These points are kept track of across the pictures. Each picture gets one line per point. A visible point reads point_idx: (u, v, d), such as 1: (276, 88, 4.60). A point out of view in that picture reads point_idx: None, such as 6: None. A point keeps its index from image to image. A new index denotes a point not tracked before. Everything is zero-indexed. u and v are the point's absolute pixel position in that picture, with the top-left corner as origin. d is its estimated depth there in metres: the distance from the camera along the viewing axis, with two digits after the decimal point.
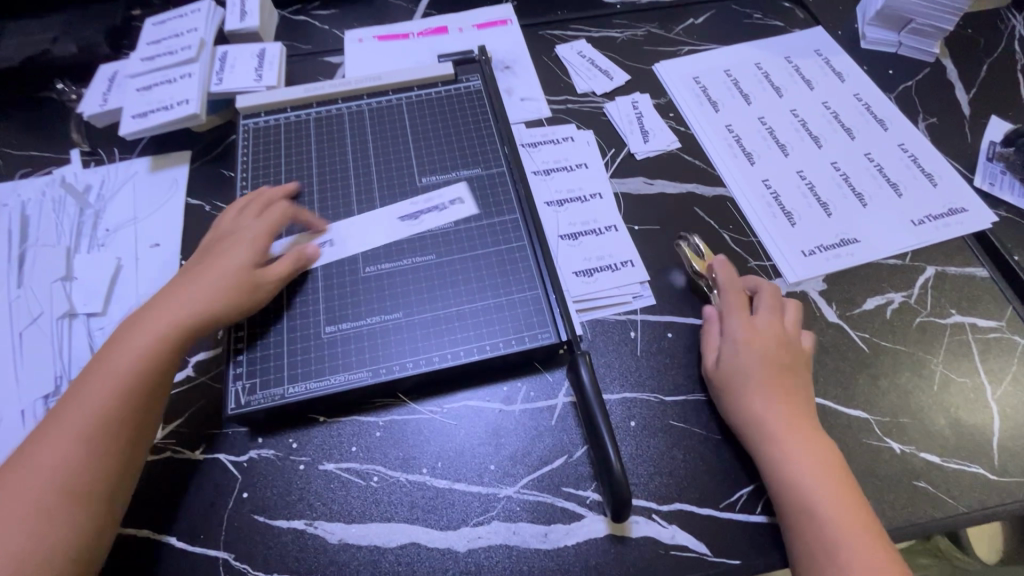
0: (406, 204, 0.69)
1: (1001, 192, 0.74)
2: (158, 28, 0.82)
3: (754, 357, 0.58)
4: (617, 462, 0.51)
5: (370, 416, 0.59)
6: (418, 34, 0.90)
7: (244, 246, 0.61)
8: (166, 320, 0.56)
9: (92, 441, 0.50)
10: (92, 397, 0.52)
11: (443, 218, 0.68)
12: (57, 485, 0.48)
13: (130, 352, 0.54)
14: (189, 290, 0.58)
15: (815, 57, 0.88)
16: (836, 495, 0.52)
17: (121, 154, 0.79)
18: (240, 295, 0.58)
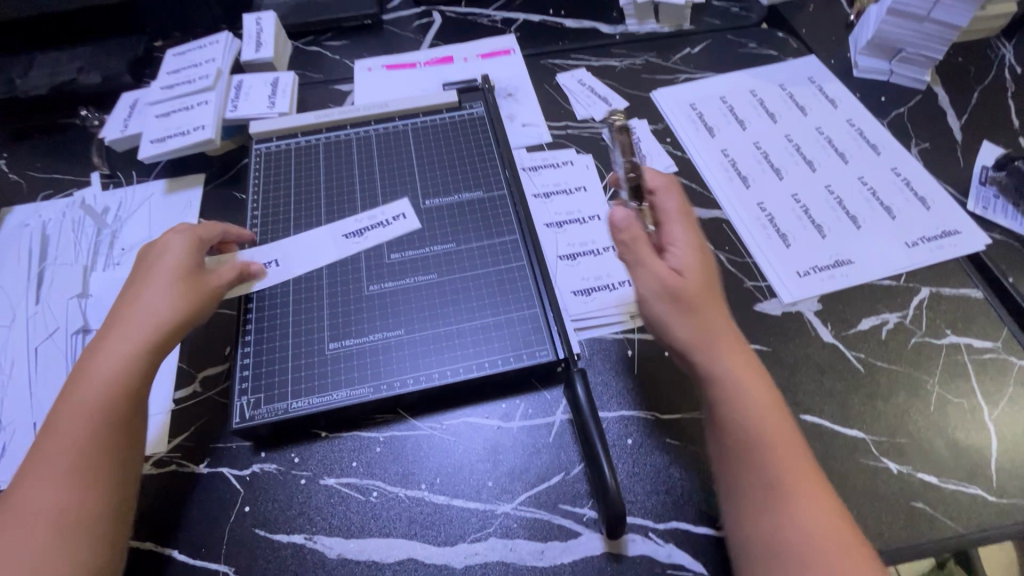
0: (352, 220, 0.71)
1: (994, 215, 0.75)
2: (178, 58, 0.87)
3: (700, 279, 0.56)
4: (613, 482, 0.53)
5: (371, 432, 0.60)
6: (424, 64, 0.94)
7: (183, 258, 0.61)
8: (122, 345, 0.55)
9: (84, 465, 0.49)
10: (61, 438, 0.50)
11: (386, 234, 0.70)
12: (47, 527, 0.47)
13: (90, 385, 0.52)
14: (135, 313, 0.56)
15: (809, 84, 0.91)
16: (779, 425, 0.51)
17: (138, 177, 0.82)
18: (193, 308, 0.58)
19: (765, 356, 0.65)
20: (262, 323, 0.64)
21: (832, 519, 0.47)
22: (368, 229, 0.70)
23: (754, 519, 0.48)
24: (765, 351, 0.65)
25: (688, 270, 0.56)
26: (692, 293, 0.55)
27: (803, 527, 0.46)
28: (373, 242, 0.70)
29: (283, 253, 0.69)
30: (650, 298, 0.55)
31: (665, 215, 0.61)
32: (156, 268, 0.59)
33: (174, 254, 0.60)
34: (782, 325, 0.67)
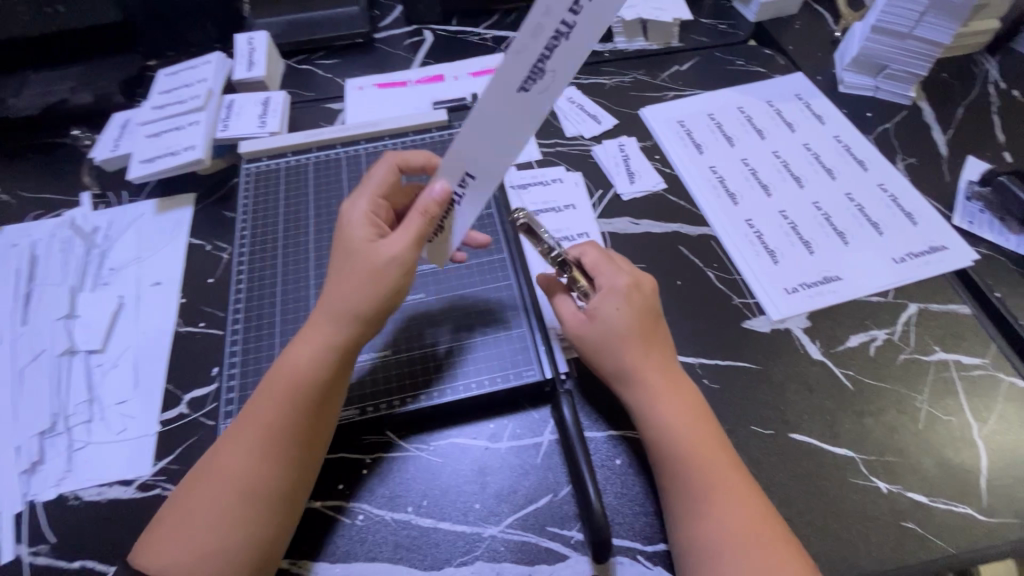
0: (518, 58, 0.43)
1: (981, 230, 0.75)
2: (170, 78, 0.87)
3: (619, 315, 0.58)
4: (598, 503, 0.52)
5: (357, 454, 0.60)
6: (415, 82, 0.95)
7: (370, 223, 0.55)
8: (332, 326, 0.53)
9: (269, 445, 0.51)
10: (259, 410, 0.52)
11: (581, 46, 0.42)
12: (226, 494, 0.49)
13: (290, 366, 0.53)
14: (332, 290, 0.54)
15: (796, 100, 0.92)
16: (699, 440, 0.54)
17: (129, 196, 0.82)
18: (392, 283, 0.53)
19: (755, 374, 0.65)
20: (251, 344, 0.64)
21: (752, 519, 0.51)
22: (545, 55, 0.43)
23: (678, 524, 0.52)
24: (754, 369, 0.65)
25: (606, 314, 0.58)
26: (613, 328, 0.58)
27: (721, 529, 0.50)
28: (562, 74, 0.44)
29: (476, 150, 0.49)
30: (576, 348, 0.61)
31: (584, 260, 0.62)
32: (348, 236, 0.55)
33: (364, 222, 0.55)
34: (771, 342, 0.67)
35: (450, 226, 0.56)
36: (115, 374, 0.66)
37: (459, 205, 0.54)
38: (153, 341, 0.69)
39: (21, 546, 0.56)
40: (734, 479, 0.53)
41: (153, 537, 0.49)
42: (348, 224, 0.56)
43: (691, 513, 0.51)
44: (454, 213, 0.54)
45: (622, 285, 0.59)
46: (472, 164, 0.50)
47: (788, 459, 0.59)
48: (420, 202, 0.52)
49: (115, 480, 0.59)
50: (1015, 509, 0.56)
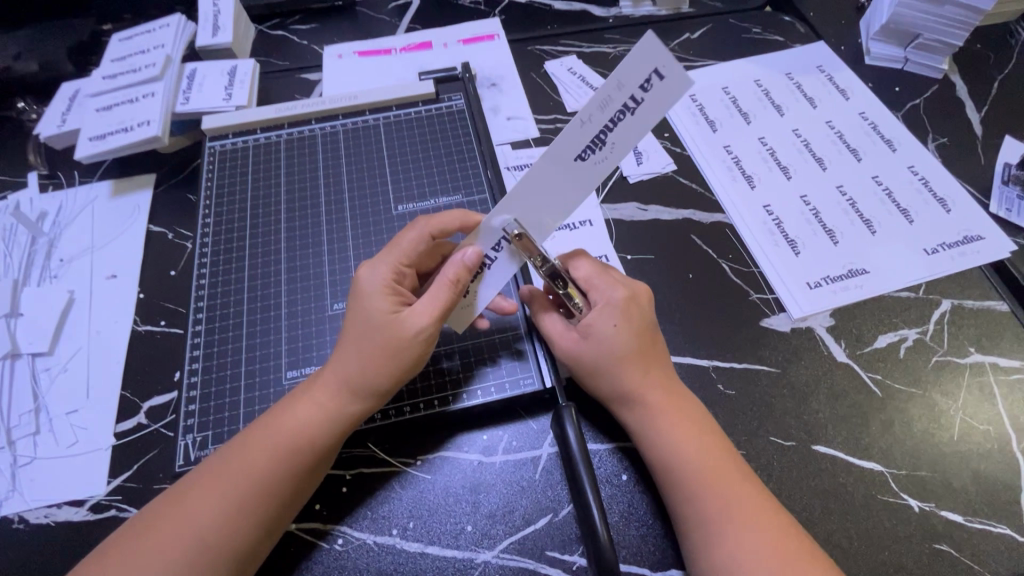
0: (580, 127, 0.40)
1: (1020, 218, 0.69)
2: (123, 43, 0.78)
3: (616, 334, 0.52)
4: (605, 531, 0.44)
5: (335, 469, 0.54)
6: (400, 50, 0.86)
7: (389, 290, 0.50)
8: (339, 394, 0.48)
9: (245, 504, 0.45)
10: (238, 464, 0.46)
11: (648, 118, 0.39)
12: (182, 547, 0.43)
13: (287, 427, 0.48)
14: (344, 356, 0.49)
15: (818, 73, 0.84)
16: (714, 467, 0.48)
17: (80, 178, 0.74)
18: (407, 361, 0.48)
19: (774, 378, 0.59)
20: (214, 348, 0.57)
21: (780, 556, 0.44)
22: (609, 128, 0.40)
23: (696, 562, 0.46)
24: (774, 374, 0.59)
25: (600, 332, 0.52)
26: (608, 350, 0.52)
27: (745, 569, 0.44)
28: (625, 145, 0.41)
29: (523, 209, 0.46)
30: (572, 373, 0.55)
31: (575, 271, 0.55)
32: (366, 297, 0.50)
33: (383, 285, 0.50)
34: (792, 343, 0.61)
35: (477, 294, 0.52)
36: (64, 380, 0.59)
37: (492, 266, 0.50)
38: (107, 342, 0.62)
39: None
40: (757, 511, 0.46)
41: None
42: (367, 283, 0.50)
43: (711, 545, 0.46)
44: (481, 280, 0.51)
45: (619, 296, 0.53)
46: (518, 220, 0.46)
47: (811, 474, 0.54)
48: (450, 277, 0.48)
49: (62, 500, 0.53)
50: None
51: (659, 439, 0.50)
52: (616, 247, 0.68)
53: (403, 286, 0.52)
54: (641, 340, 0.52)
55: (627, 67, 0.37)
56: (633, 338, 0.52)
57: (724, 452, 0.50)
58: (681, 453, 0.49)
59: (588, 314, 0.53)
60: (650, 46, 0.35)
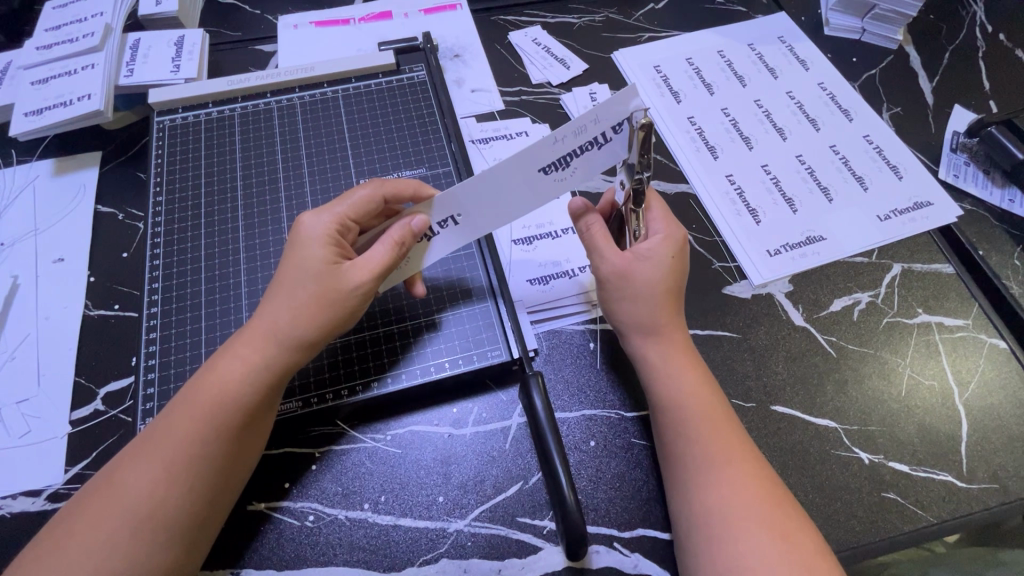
0: (554, 144, 0.45)
1: (965, 184, 0.72)
2: (58, 11, 0.73)
3: (664, 265, 0.52)
4: (571, 495, 0.46)
5: (304, 448, 0.54)
6: (359, 20, 0.83)
7: (329, 240, 0.49)
8: (265, 347, 0.47)
9: (179, 470, 0.43)
10: (168, 431, 0.44)
11: (607, 155, 0.46)
12: (120, 516, 0.42)
13: (211, 383, 0.46)
14: (271, 308, 0.48)
15: (779, 44, 0.84)
16: (709, 413, 0.49)
17: (19, 157, 0.70)
18: (342, 314, 0.48)
19: (736, 344, 0.61)
20: (172, 330, 0.56)
21: (755, 498, 0.45)
22: (575, 154, 0.46)
23: (678, 510, 0.47)
24: (736, 339, 0.61)
25: (655, 257, 0.52)
26: (655, 273, 0.52)
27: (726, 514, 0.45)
28: (582, 171, 0.47)
29: (466, 205, 0.50)
30: (605, 283, 0.53)
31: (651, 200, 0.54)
32: (300, 251, 0.49)
33: (325, 236, 0.49)
34: (751, 309, 0.63)
35: (421, 259, 0.54)
36: (12, 369, 0.57)
37: (436, 238, 0.52)
38: (58, 327, 0.59)
39: None
40: (740, 459, 0.47)
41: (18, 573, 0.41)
42: (308, 230, 0.49)
43: (692, 494, 0.47)
44: (427, 245, 0.53)
45: (677, 232, 0.53)
46: (459, 215, 0.51)
47: (770, 433, 0.56)
48: (395, 235, 0.49)
49: (18, 491, 0.51)
50: (994, 474, 0.55)
51: (664, 390, 0.51)
52: None
53: (345, 240, 0.51)
54: (681, 277, 0.53)
55: (606, 107, 0.43)
56: (679, 272, 0.53)
57: (721, 407, 0.51)
58: (687, 398, 0.50)
59: (649, 239, 0.53)
60: (632, 97, 0.42)
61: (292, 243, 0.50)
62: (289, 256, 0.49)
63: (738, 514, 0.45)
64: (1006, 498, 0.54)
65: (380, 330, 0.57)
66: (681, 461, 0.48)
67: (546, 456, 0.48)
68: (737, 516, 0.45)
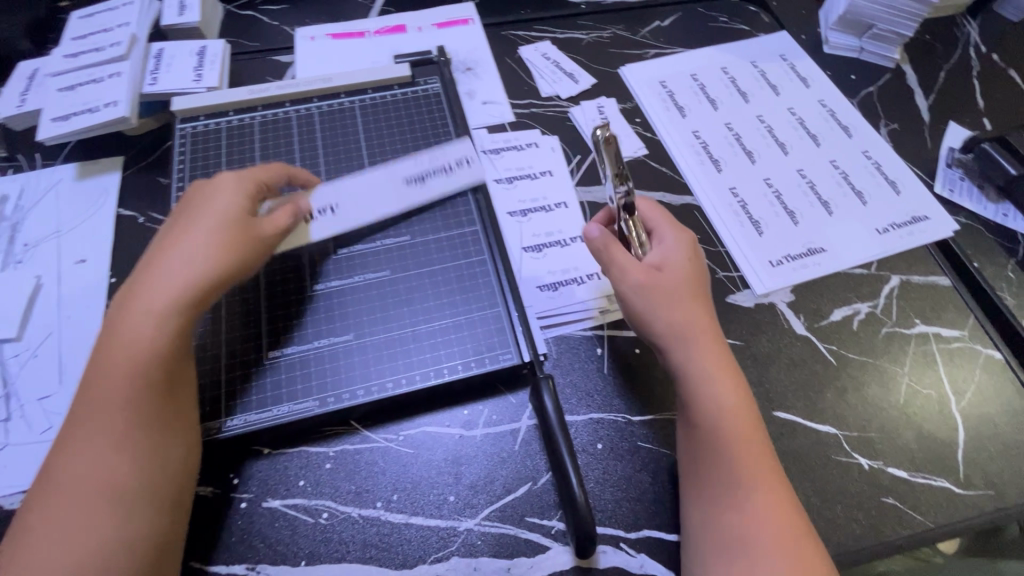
0: (412, 165, 0.66)
1: (961, 199, 0.74)
2: (84, 21, 0.75)
3: (686, 277, 0.55)
4: (582, 496, 0.47)
5: (319, 447, 0.55)
6: (374, 33, 0.85)
7: (229, 198, 0.54)
8: (172, 293, 0.49)
9: (116, 433, 0.45)
10: (94, 400, 0.45)
11: (454, 180, 0.66)
12: (75, 495, 0.43)
13: (120, 341, 0.47)
14: (171, 252, 0.51)
15: (781, 61, 0.87)
16: (745, 429, 0.51)
17: (43, 161, 0.71)
18: (247, 256, 0.53)
19: (738, 351, 0.62)
20: None
21: (778, 515, 0.48)
22: (428, 175, 0.66)
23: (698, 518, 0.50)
24: (739, 346, 0.63)
25: (672, 266, 0.55)
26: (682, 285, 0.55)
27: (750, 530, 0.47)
28: (433, 189, 0.65)
29: (344, 199, 0.63)
30: (635, 292, 0.55)
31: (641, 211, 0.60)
32: (208, 205, 0.54)
33: (231, 193, 0.55)
34: (754, 317, 0.65)
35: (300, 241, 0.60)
36: (34, 366, 0.58)
37: (313, 225, 0.61)
38: (80, 327, 0.61)
39: None
40: (767, 478, 0.50)
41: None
42: (205, 195, 0.55)
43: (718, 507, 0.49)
44: (305, 228, 0.61)
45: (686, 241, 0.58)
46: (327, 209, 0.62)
47: (773, 438, 0.58)
48: (287, 205, 0.58)
49: None
50: (990, 480, 0.57)
51: (703, 401, 0.52)
52: None
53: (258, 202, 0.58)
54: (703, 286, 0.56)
55: (456, 149, 0.67)
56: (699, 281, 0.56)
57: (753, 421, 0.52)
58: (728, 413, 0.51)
59: (659, 251, 0.57)
60: (466, 145, 0.68)
61: (187, 207, 0.54)
62: (184, 216, 0.53)
63: (761, 529, 0.47)
64: (1002, 503, 0.55)
65: (394, 332, 0.58)
66: (712, 475, 0.50)
67: (559, 458, 0.50)
68: (758, 531, 0.47)
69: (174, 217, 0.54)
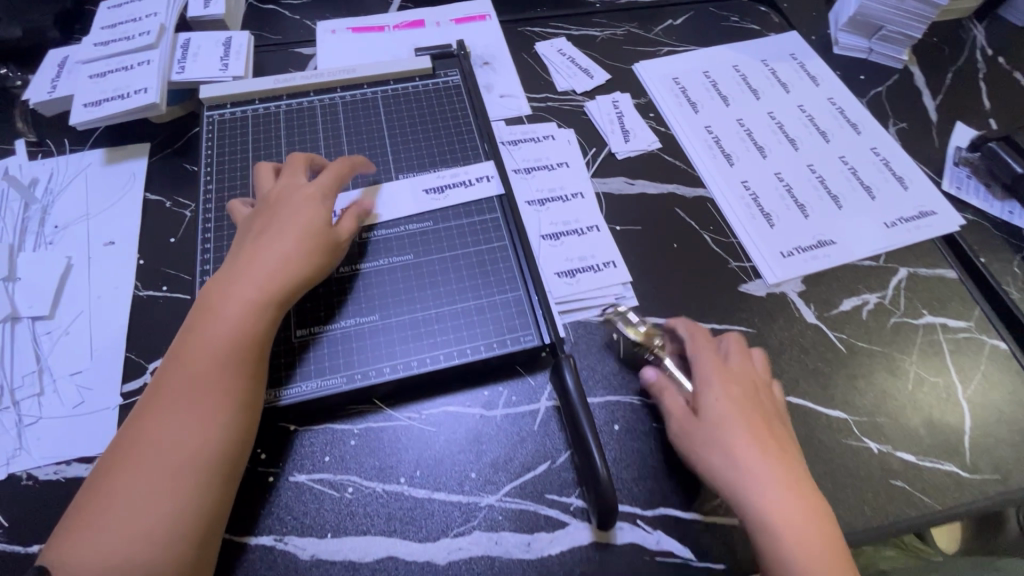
0: (436, 178, 0.68)
1: (967, 195, 0.76)
2: (113, 11, 0.77)
3: (728, 401, 0.53)
4: (604, 468, 0.49)
5: (344, 424, 0.57)
6: (394, 27, 0.87)
7: (315, 202, 0.58)
8: (268, 289, 0.52)
9: (209, 407, 0.48)
10: (189, 377, 0.48)
11: (470, 194, 0.67)
12: (160, 461, 0.46)
13: (218, 325, 0.50)
14: (263, 254, 0.54)
15: (791, 60, 0.89)
16: (806, 523, 0.48)
17: (72, 146, 0.73)
18: (328, 262, 0.57)
19: (750, 338, 0.64)
20: None
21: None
22: (449, 187, 0.67)
23: None
24: (751, 333, 0.64)
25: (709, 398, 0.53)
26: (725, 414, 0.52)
27: None
28: (452, 199, 0.67)
29: (375, 197, 0.66)
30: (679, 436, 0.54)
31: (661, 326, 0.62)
32: (294, 209, 0.57)
33: (315, 201, 0.58)
34: (766, 305, 0.66)
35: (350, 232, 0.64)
36: (66, 343, 0.60)
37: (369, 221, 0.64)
38: (110, 305, 0.62)
39: None
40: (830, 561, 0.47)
41: (58, 543, 0.43)
42: (290, 198, 0.58)
43: None
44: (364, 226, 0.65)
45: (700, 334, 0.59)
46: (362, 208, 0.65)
47: None
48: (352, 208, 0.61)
49: (72, 457, 0.54)
50: (995, 465, 0.58)
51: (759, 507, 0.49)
52: (605, 218, 0.71)
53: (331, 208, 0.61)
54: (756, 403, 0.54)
55: (477, 165, 0.69)
56: (750, 395, 0.54)
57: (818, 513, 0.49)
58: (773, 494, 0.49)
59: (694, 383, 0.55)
60: (488, 164, 0.69)
61: (272, 208, 0.58)
62: (272, 218, 0.57)
63: None
64: (1007, 488, 0.57)
65: (418, 314, 0.60)
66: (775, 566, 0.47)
67: (581, 432, 0.52)
68: None
69: (259, 215, 0.58)
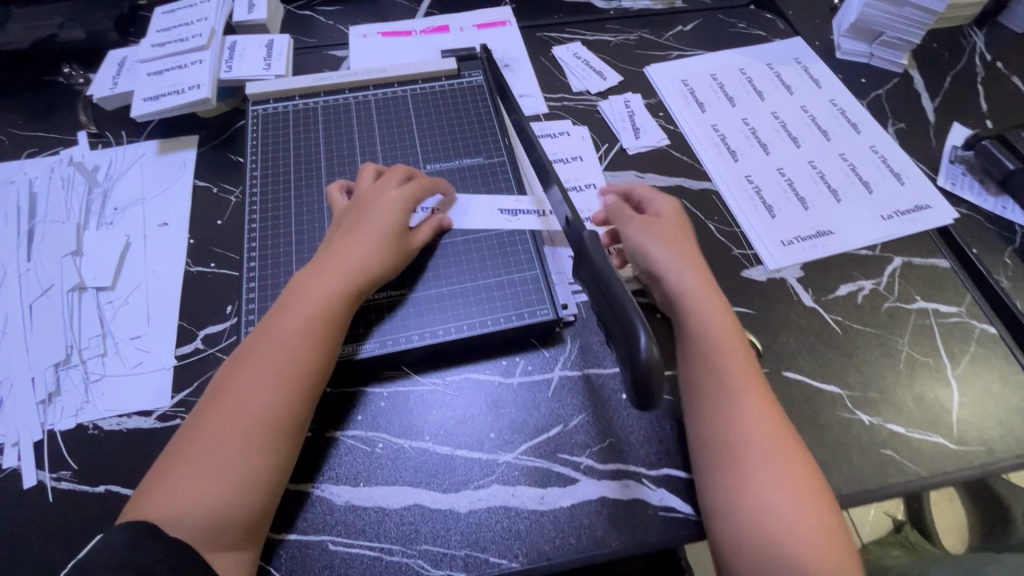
0: (513, 200, 0.72)
1: (962, 191, 0.80)
2: (168, 15, 0.84)
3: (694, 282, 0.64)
4: (651, 349, 0.41)
5: (375, 387, 0.62)
6: (421, 32, 0.94)
7: (396, 205, 0.63)
8: (348, 279, 0.58)
9: (292, 382, 0.53)
10: (278, 352, 0.54)
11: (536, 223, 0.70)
12: (246, 422, 0.51)
13: (306, 309, 0.56)
14: (348, 251, 0.60)
15: (795, 64, 0.94)
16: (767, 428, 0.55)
17: (129, 137, 0.80)
18: (400, 262, 0.62)
19: (751, 319, 0.69)
20: (267, 282, 0.65)
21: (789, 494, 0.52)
22: (524, 212, 0.71)
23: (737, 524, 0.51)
24: (752, 314, 0.69)
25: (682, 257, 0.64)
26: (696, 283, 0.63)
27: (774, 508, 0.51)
28: (522, 224, 0.70)
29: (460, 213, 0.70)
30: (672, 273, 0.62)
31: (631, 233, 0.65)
32: (376, 211, 0.62)
33: (395, 205, 0.63)
34: (767, 289, 0.71)
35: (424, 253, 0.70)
36: (126, 311, 0.66)
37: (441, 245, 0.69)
38: (164, 279, 0.68)
39: (41, 472, 0.57)
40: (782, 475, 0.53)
41: (153, 491, 0.49)
42: (371, 200, 0.64)
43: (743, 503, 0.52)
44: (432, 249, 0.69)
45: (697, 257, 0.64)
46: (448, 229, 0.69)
47: (781, 395, 0.63)
48: (433, 219, 0.67)
49: (133, 410, 0.60)
50: (982, 439, 0.62)
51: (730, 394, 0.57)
52: None
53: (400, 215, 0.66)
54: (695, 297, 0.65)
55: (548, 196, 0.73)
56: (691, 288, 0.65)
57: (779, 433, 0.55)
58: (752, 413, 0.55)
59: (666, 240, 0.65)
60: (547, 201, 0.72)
61: (353, 214, 0.63)
62: (353, 219, 0.63)
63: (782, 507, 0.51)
64: (991, 459, 0.61)
65: (443, 290, 0.65)
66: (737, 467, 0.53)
67: (624, 312, 0.44)
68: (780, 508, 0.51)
69: (346, 217, 0.64)
